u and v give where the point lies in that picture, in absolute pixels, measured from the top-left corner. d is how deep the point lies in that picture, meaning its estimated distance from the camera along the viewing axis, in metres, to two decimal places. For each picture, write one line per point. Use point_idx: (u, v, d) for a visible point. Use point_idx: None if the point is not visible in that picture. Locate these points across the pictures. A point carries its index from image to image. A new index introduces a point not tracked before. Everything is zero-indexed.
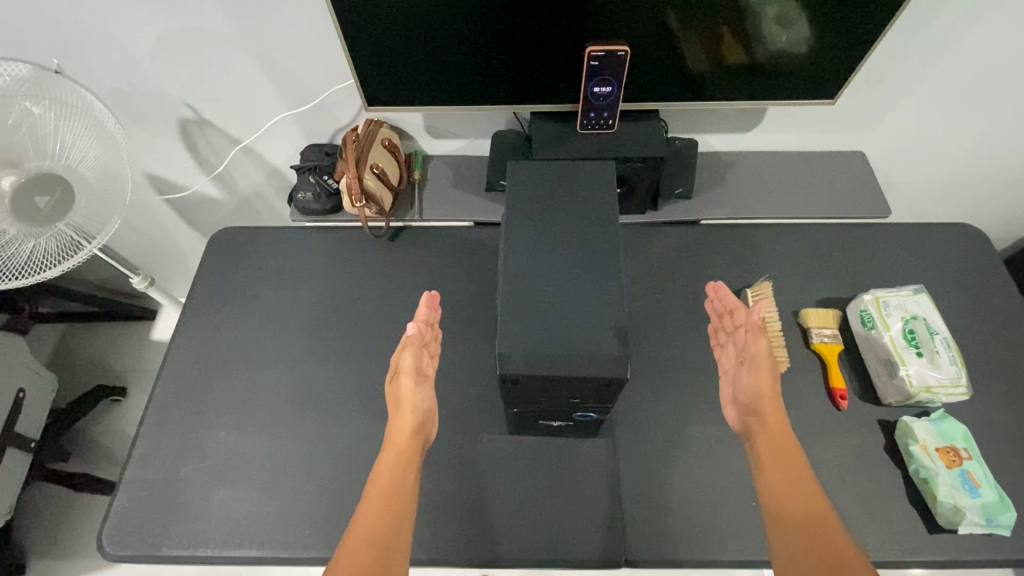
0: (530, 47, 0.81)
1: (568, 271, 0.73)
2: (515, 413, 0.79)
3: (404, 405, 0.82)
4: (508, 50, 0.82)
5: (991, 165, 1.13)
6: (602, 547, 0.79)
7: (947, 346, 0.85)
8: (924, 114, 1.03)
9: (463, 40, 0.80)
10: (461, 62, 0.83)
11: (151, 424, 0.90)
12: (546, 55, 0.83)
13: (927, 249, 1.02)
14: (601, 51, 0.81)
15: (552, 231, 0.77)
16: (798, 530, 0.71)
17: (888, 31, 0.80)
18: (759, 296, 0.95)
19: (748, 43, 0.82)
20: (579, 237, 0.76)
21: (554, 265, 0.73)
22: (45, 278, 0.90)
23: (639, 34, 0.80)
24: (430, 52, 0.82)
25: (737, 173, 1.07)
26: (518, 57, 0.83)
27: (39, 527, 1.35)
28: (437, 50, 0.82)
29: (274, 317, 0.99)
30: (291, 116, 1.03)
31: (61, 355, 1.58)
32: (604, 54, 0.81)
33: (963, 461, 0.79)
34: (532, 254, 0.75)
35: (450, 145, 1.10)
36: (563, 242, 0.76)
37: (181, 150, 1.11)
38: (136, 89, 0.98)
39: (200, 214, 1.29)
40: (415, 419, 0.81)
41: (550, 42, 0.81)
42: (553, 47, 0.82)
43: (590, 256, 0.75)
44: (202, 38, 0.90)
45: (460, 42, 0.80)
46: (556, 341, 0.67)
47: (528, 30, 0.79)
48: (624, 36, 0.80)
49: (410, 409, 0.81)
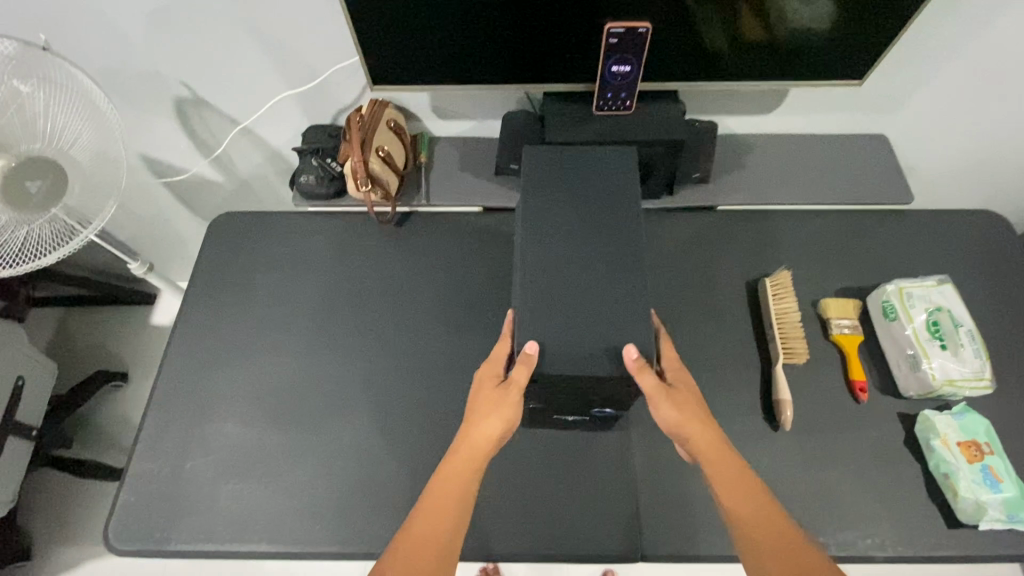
0: (546, 24, 0.77)
1: (585, 264, 0.70)
2: (532, 409, 0.79)
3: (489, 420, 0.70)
4: (523, 26, 0.77)
5: (1016, 150, 1.10)
6: (619, 542, 0.78)
7: (972, 338, 0.83)
8: (950, 98, 0.99)
9: (476, 16, 0.76)
10: (473, 40, 0.79)
11: (154, 416, 0.88)
12: (563, 32, 0.78)
13: (949, 238, 0.99)
14: (622, 28, 0.76)
15: (570, 220, 0.73)
16: (772, 546, 0.65)
17: (922, 7, 0.76)
18: (780, 286, 0.92)
19: (767, 20, 0.77)
20: (596, 226, 0.73)
21: (571, 258, 0.71)
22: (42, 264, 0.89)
23: (659, 9, 0.76)
24: (440, 29, 0.78)
25: (755, 157, 1.03)
26: (532, 35, 0.78)
27: (45, 514, 1.34)
28: (447, 26, 0.77)
29: (278, 306, 0.96)
30: (292, 96, 0.98)
31: (59, 341, 1.55)
32: (625, 31, 0.77)
33: (985, 456, 0.78)
34: (549, 246, 0.71)
35: (457, 126, 1.06)
36: (578, 232, 0.72)
37: (178, 131, 1.06)
38: (129, 67, 0.94)
39: (198, 197, 1.25)
40: (484, 438, 0.70)
41: (567, 18, 0.76)
42: (570, 24, 0.77)
43: (609, 246, 0.72)
44: (198, 13, 0.85)
45: (470, 18, 0.76)
46: (575, 337, 0.65)
47: (544, 6, 0.74)
48: (645, 12, 0.76)
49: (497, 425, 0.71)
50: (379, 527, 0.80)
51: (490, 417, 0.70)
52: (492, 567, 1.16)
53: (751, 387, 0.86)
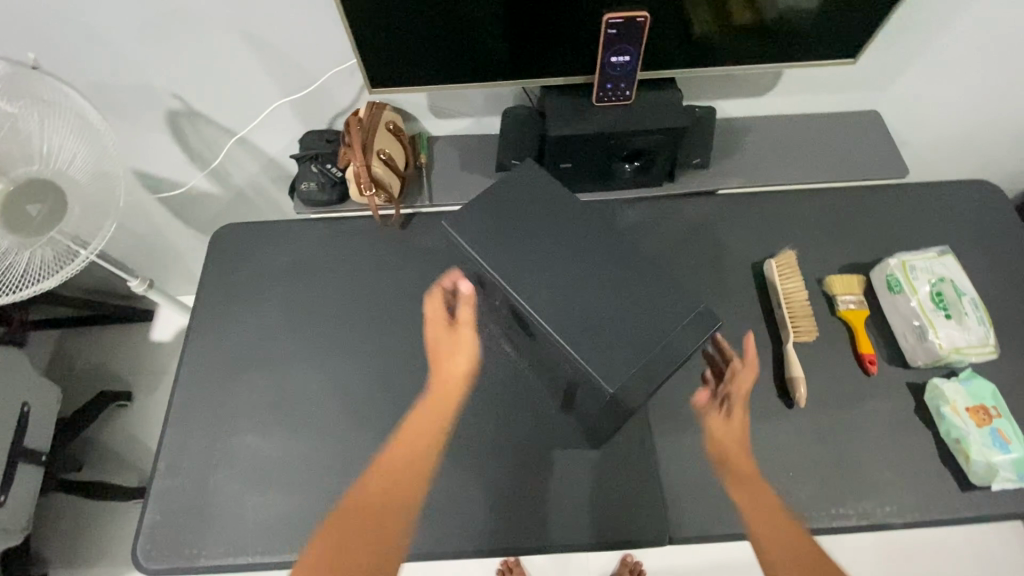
0: (544, 17, 0.77)
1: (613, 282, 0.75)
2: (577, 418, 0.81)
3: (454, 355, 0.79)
4: (522, 20, 0.77)
5: (1005, 118, 1.12)
6: (647, 527, 0.80)
7: (975, 306, 0.86)
8: (940, 70, 1.01)
9: (474, 12, 0.75)
10: (471, 36, 0.79)
11: (172, 433, 0.88)
12: (562, 24, 0.78)
13: (946, 209, 1.01)
14: (619, 18, 0.76)
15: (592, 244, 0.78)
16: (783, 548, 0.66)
17: None
18: (784, 265, 0.94)
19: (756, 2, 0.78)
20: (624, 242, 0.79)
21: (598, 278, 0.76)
22: (42, 289, 0.84)
23: None
24: (437, 27, 0.77)
25: (753, 140, 1.04)
26: (531, 28, 0.78)
27: (59, 538, 1.33)
28: (445, 23, 0.77)
29: (289, 316, 0.95)
30: (288, 103, 0.97)
31: (59, 363, 1.53)
32: (623, 22, 0.77)
33: (993, 420, 0.80)
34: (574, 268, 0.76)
35: (455, 124, 1.05)
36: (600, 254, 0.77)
37: (173, 144, 1.05)
38: (120, 82, 0.92)
39: (193, 210, 1.23)
40: (451, 376, 0.79)
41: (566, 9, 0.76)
42: (568, 16, 0.77)
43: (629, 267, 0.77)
44: (189, 22, 0.84)
45: (469, 13, 0.75)
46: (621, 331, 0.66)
47: None
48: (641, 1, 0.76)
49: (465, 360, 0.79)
50: None
51: (456, 360, 0.80)
52: (513, 561, 1.13)
53: (764, 367, 0.88)
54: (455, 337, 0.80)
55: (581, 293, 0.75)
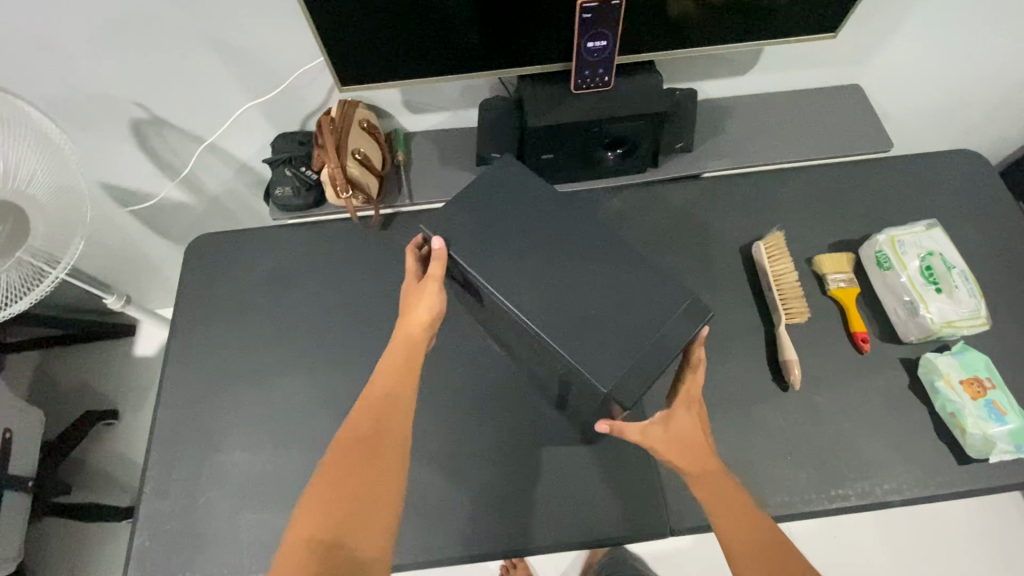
0: (517, 6, 0.74)
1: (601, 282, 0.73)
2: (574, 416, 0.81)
3: (415, 306, 0.76)
4: (492, 8, 0.74)
5: (987, 85, 1.11)
6: (648, 518, 0.79)
7: (965, 279, 0.85)
8: (921, 40, 0.99)
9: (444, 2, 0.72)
10: (443, 27, 0.76)
11: (158, 454, 0.85)
12: (535, 11, 0.76)
13: (932, 181, 1.00)
14: (594, 2, 0.73)
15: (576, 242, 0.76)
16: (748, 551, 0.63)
17: None
18: (773, 247, 0.92)
19: None
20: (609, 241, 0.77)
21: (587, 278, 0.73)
22: (12, 313, 0.82)
23: None
24: (406, 19, 0.74)
25: (736, 120, 1.02)
26: (503, 17, 0.76)
27: (53, 563, 1.30)
28: (416, 15, 0.74)
29: (271, 325, 0.93)
30: (256, 106, 0.94)
31: (41, 385, 1.49)
32: (598, 6, 0.74)
33: (987, 391, 0.80)
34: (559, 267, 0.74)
35: (431, 119, 1.03)
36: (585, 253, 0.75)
37: (139, 154, 1.01)
38: (77, 93, 0.88)
39: (168, 220, 1.20)
40: (415, 321, 0.75)
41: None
42: (541, 3, 0.75)
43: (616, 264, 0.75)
44: (146, 27, 0.80)
45: (439, 4, 0.72)
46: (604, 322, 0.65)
47: None
48: None
49: (425, 307, 0.76)
50: (407, 538, 0.79)
51: (419, 306, 0.76)
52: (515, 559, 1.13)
53: (757, 351, 0.87)
54: (416, 297, 0.76)
55: (570, 293, 0.73)
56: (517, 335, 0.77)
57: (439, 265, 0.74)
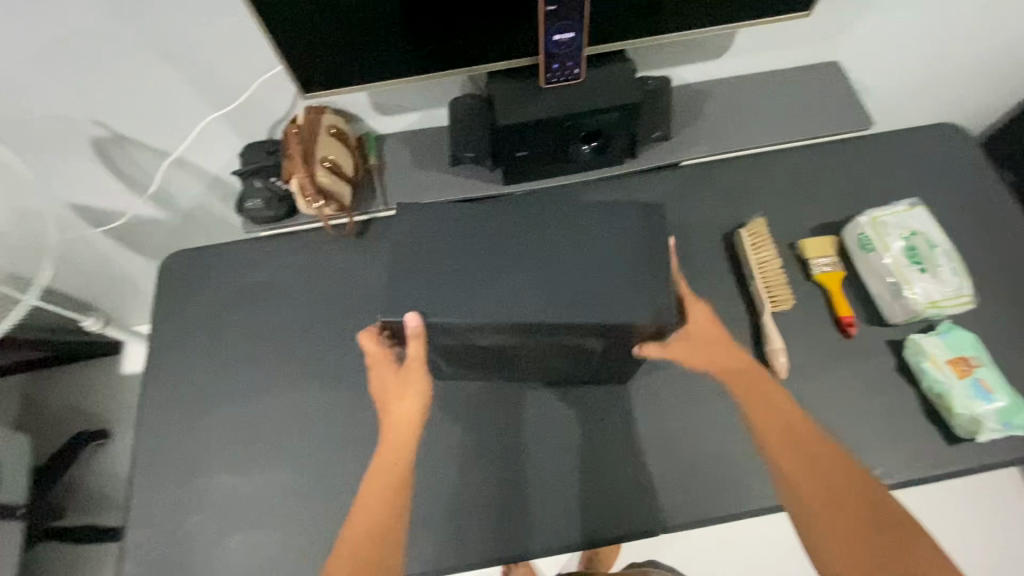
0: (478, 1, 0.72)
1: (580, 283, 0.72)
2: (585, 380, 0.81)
3: (395, 399, 0.78)
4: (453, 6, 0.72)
5: (967, 56, 1.09)
6: (638, 516, 0.79)
7: (948, 258, 0.83)
8: (898, 14, 0.97)
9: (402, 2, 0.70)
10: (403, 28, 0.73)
11: (142, 480, 0.84)
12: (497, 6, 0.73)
13: (914, 158, 0.99)
14: None
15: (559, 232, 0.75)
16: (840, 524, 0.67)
17: None
18: (755, 234, 0.91)
19: None
20: None
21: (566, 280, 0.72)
22: None
23: None
24: (364, 21, 0.71)
25: (713, 106, 1.00)
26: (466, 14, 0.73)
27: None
28: (373, 17, 0.71)
29: (250, 342, 0.91)
30: (220, 117, 0.91)
31: (26, 407, 1.48)
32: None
33: (974, 370, 0.79)
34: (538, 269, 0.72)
35: (402, 120, 1.00)
36: None
37: (104, 173, 0.98)
38: (32, 114, 0.85)
39: (140, 237, 1.17)
40: (401, 417, 0.78)
41: None
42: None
43: None
44: (96, 43, 0.77)
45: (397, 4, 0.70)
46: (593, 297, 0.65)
47: None
48: None
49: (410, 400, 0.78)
50: None
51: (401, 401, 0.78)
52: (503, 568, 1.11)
53: (742, 341, 0.86)
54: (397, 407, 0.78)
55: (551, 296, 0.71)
56: (494, 344, 0.74)
57: (420, 343, 0.72)
